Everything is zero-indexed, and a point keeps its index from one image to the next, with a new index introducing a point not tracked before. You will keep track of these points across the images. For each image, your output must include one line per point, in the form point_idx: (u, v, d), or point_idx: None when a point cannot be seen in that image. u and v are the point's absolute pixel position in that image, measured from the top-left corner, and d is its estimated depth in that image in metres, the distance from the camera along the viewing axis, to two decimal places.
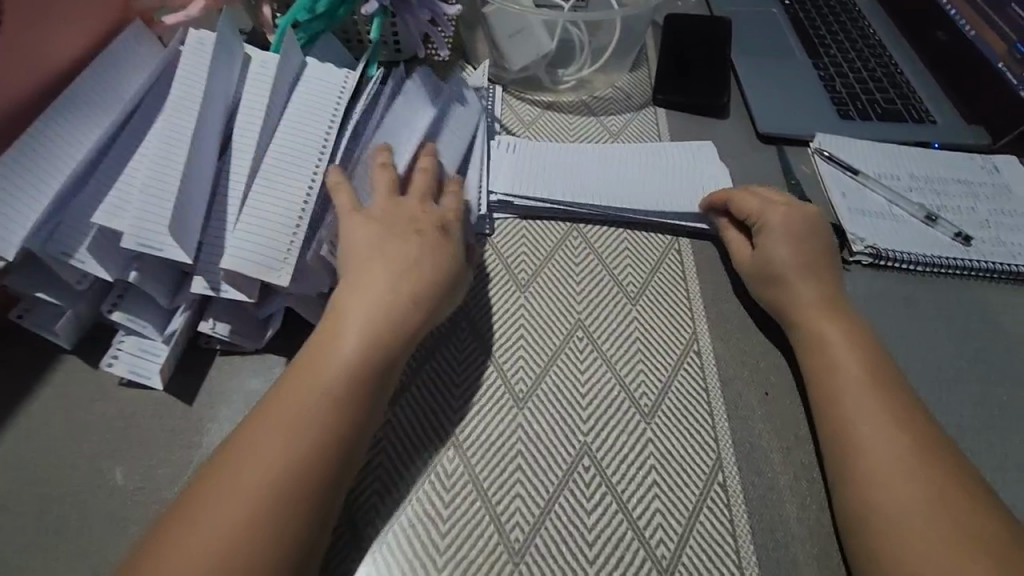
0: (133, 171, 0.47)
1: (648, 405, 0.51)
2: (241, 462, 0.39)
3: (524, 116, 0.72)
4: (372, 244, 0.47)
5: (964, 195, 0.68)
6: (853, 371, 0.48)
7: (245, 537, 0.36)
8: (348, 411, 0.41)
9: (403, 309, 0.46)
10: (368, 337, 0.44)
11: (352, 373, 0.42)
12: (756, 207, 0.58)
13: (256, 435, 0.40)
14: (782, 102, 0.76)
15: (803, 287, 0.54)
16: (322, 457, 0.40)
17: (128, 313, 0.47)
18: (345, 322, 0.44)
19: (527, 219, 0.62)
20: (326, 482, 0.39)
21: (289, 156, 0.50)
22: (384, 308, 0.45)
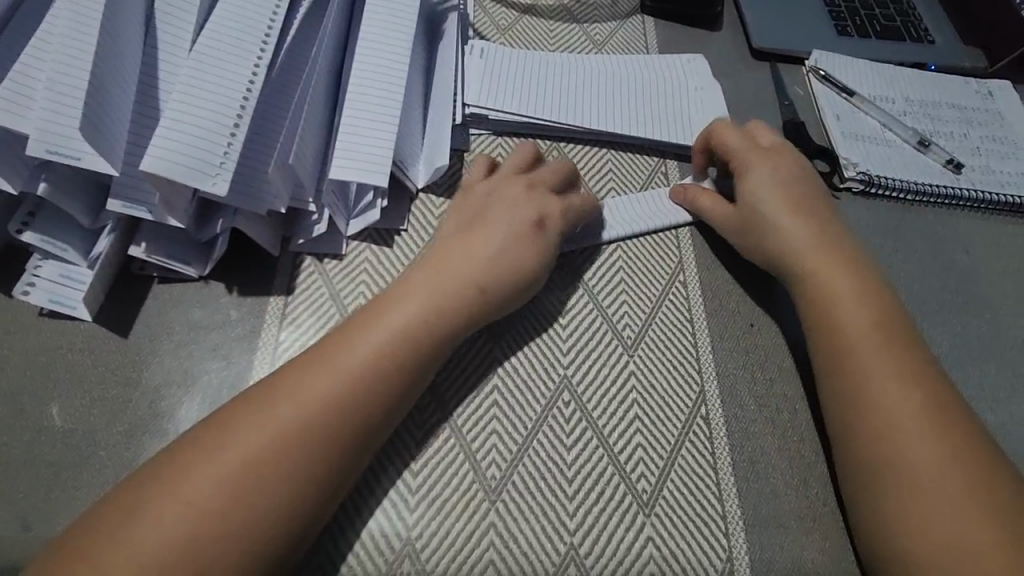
0: (33, 62, 0.38)
1: (631, 336, 0.48)
2: (252, 423, 0.34)
3: (499, 21, 0.64)
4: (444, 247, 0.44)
5: (957, 120, 0.66)
6: (854, 325, 0.44)
7: (252, 517, 0.32)
8: (385, 377, 0.37)
9: (473, 292, 0.42)
10: (433, 312, 0.40)
11: (406, 354, 0.38)
12: (738, 148, 0.53)
13: (275, 401, 0.35)
14: (777, 14, 0.70)
15: (799, 230, 0.48)
16: (353, 439, 0.36)
17: (43, 234, 0.41)
18: (409, 297, 0.40)
19: (504, 135, 0.57)
20: (346, 461, 0.36)
21: (224, 44, 0.42)
22: (456, 292, 0.41)
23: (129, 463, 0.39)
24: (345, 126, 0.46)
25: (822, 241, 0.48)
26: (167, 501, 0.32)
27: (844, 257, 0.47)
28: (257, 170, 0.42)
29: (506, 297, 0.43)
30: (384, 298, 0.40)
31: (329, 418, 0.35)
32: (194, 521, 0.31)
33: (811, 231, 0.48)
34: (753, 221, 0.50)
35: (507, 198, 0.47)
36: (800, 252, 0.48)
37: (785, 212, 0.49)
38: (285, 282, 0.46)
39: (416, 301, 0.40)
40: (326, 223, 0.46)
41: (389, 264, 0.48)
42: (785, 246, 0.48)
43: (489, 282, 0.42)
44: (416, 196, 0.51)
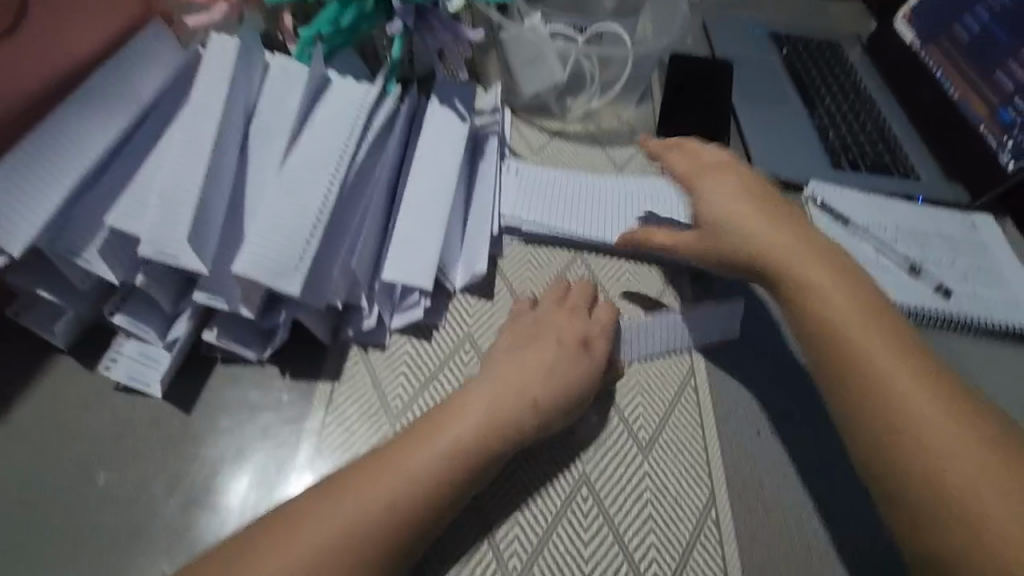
0: (149, 174, 0.46)
1: (646, 438, 0.52)
2: (384, 473, 0.39)
3: (532, 143, 0.74)
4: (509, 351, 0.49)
5: (945, 249, 0.72)
6: (865, 347, 0.44)
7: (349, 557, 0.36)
8: (451, 476, 0.41)
9: (528, 405, 0.45)
10: (490, 422, 0.43)
11: (469, 452, 0.42)
12: (678, 159, 0.56)
13: (403, 457, 0.40)
14: (777, 146, 0.79)
15: (799, 248, 0.49)
16: (425, 503, 0.39)
17: (131, 317, 0.46)
18: (469, 405, 0.44)
19: (532, 244, 0.64)
20: (416, 534, 0.39)
21: (307, 166, 0.49)
22: (505, 417, 0.44)
23: (184, 530, 0.42)
24: (400, 234, 0.52)
25: (846, 289, 0.47)
26: (286, 531, 0.37)
27: (823, 247, 0.49)
28: (323, 271, 0.48)
29: (551, 421, 0.47)
30: (462, 398, 0.45)
31: (392, 509, 0.38)
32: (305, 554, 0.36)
33: (814, 254, 0.49)
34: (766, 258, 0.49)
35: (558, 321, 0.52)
36: (824, 296, 0.46)
37: (778, 234, 0.49)
38: (332, 369, 0.51)
39: (481, 402, 0.44)
40: (375, 319, 0.52)
41: (426, 357, 0.53)
42: (812, 301, 0.47)
43: (544, 401, 0.46)
44: (453, 294, 0.57)
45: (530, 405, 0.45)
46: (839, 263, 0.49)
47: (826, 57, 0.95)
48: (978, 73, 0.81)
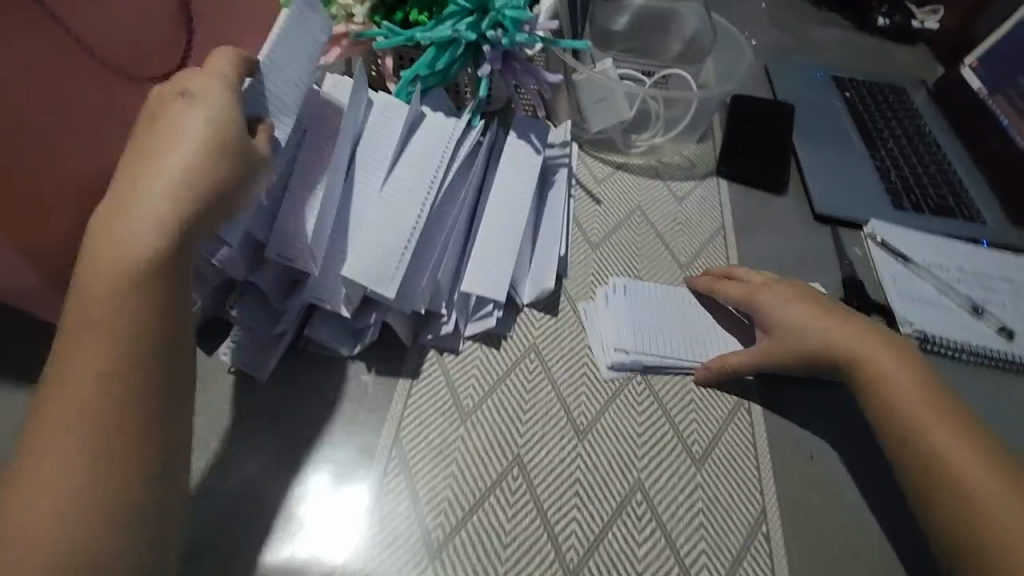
0: None
1: (699, 452, 0.54)
2: (103, 271, 0.36)
3: (597, 175, 0.79)
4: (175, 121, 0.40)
5: (1010, 293, 0.72)
6: (942, 444, 0.48)
7: (114, 351, 0.35)
8: (125, 313, 0.35)
9: (146, 225, 0.37)
10: (123, 249, 0.36)
11: (132, 259, 0.36)
12: (742, 293, 0.63)
13: (101, 260, 0.36)
14: (837, 186, 0.81)
15: (883, 357, 0.54)
16: (157, 325, 0.36)
17: (248, 310, 0.54)
18: (137, 198, 0.37)
19: (592, 266, 0.68)
20: (113, 378, 0.34)
21: (403, 189, 0.56)
22: (132, 244, 0.36)
23: (276, 497, 0.48)
24: (479, 252, 0.58)
25: (887, 351, 0.55)
26: (69, 394, 0.33)
27: (900, 351, 0.55)
28: (413, 278, 0.54)
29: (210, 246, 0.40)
30: (159, 139, 0.39)
31: (88, 363, 0.34)
32: (84, 407, 0.33)
33: (894, 361, 0.54)
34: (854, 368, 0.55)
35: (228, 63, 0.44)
36: (860, 358, 0.55)
37: (864, 348, 0.55)
38: (410, 370, 0.56)
39: (122, 192, 0.37)
40: (452, 325, 0.57)
41: (495, 363, 0.58)
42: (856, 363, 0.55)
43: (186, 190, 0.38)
44: (521, 309, 0.62)
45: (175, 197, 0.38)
46: (918, 367, 0.53)
47: (890, 100, 0.97)
48: None
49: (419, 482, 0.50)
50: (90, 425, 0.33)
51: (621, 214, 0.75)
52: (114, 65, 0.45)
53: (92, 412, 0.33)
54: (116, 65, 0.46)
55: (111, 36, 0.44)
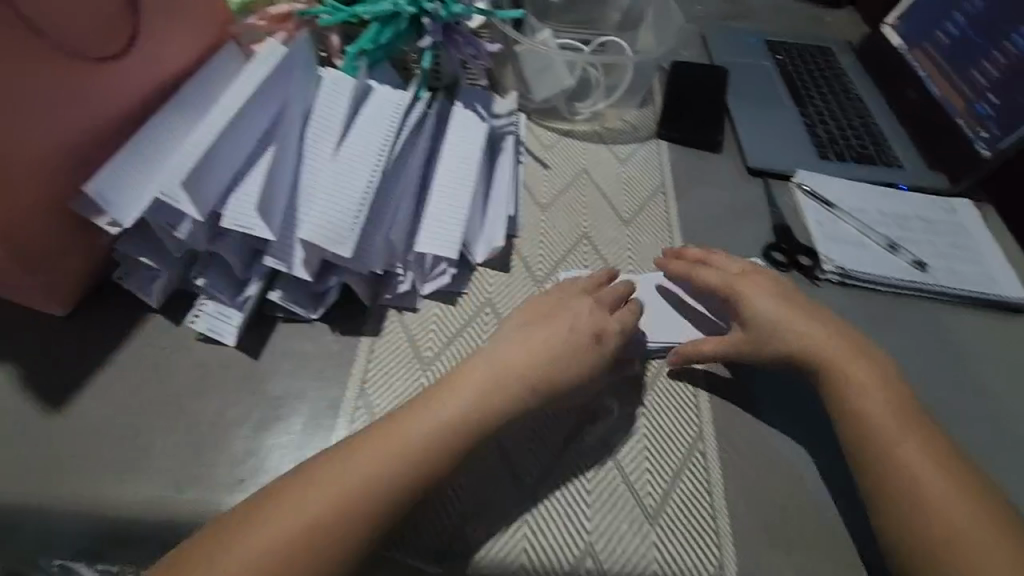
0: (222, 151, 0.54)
1: (642, 384, 0.60)
2: (336, 476, 0.44)
3: (544, 141, 0.83)
4: (489, 372, 0.51)
5: (924, 229, 0.78)
6: (913, 474, 0.48)
7: (303, 544, 0.42)
8: (358, 497, 0.44)
9: (412, 444, 0.46)
10: (384, 484, 0.44)
11: (382, 477, 0.45)
12: (720, 281, 0.60)
13: (341, 471, 0.44)
14: (769, 142, 0.87)
15: (862, 376, 0.53)
16: (412, 478, 0.45)
17: (212, 280, 0.56)
18: (418, 422, 0.47)
19: (543, 228, 0.73)
20: (333, 533, 0.42)
21: (354, 157, 0.59)
22: (406, 445, 0.46)
23: (252, 449, 0.51)
24: (432, 214, 0.62)
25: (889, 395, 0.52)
26: (291, 500, 0.43)
27: (875, 368, 0.54)
28: (368, 241, 0.57)
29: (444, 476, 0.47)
30: (533, 333, 0.54)
31: (315, 530, 0.42)
32: (283, 536, 0.42)
33: (866, 378, 0.53)
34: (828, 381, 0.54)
35: (552, 322, 0.55)
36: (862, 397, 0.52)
37: (836, 359, 0.54)
38: (372, 330, 0.60)
39: (492, 364, 0.51)
40: (409, 284, 0.61)
41: (452, 318, 0.62)
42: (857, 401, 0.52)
43: (472, 419, 0.48)
44: (475, 268, 0.66)
45: (460, 425, 0.48)
46: (897, 393, 0.53)
47: (817, 60, 1.03)
48: (955, 69, 0.88)
49: None
50: (298, 553, 0.41)
51: (568, 177, 0.79)
52: (59, 43, 0.47)
53: (286, 567, 0.41)
54: (63, 44, 0.48)
55: (55, 16, 0.46)
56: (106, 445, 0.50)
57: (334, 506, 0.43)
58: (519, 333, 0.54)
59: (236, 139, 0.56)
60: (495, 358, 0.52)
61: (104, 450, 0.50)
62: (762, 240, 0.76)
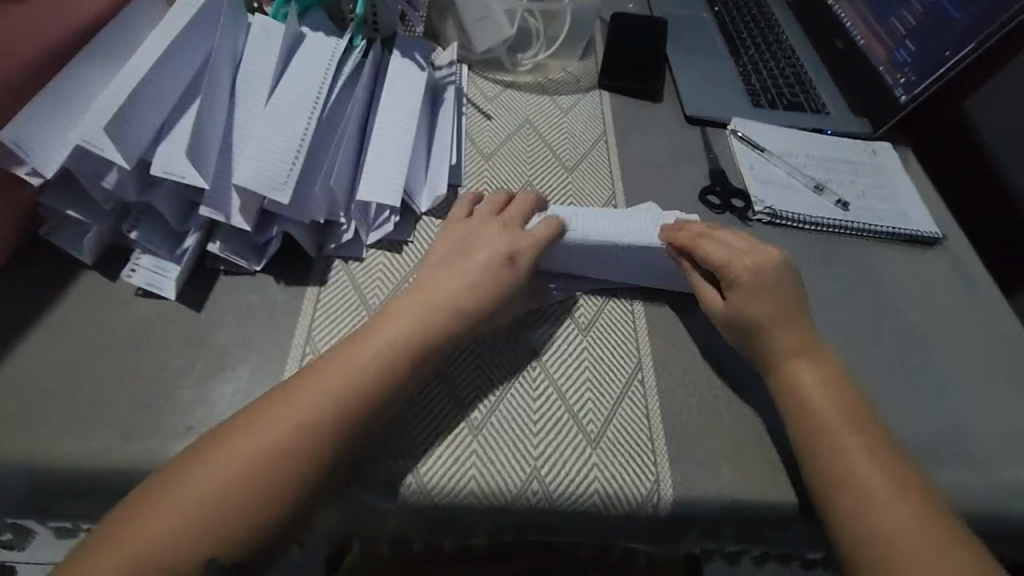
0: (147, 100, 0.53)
1: (585, 322, 0.63)
2: (275, 415, 0.46)
3: (487, 93, 0.83)
4: (416, 308, 0.53)
5: (847, 172, 0.83)
6: (851, 470, 0.50)
7: (246, 485, 0.43)
8: (303, 435, 0.45)
9: (349, 379, 0.48)
10: (324, 417, 0.46)
11: (325, 412, 0.46)
12: (721, 258, 0.59)
13: (279, 408, 0.46)
14: (705, 91, 0.89)
15: (810, 379, 0.54)
16: (350, 412, 0.47)
17: (147, 233, 0.55)
18: (357, 355, 0.49)
19: (487, 178, 0.73)
20: (273, 470, 0.43)
21: (289, 104, 0.58)
22: (344, 386, 0.47)
23: (198, 399, 0.52)
24: (372, 161, 0.62)
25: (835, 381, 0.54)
26: (235, 445, 0.44)
27: (827, 361, 0.56)
28: (308, 188, 0.57)
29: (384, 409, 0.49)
30: (456, 270, 0.57)
31: (253, 467, 0.43)
32: (222, 477, 0.43)
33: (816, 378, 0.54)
34: (777, 371, 0.56)
35: (476, 258, 0.57)
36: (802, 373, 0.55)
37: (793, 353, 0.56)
38: (319, 278, 0.60)
39: (420, 301, 0.54)
40: (352, 233, 0.62)
41: (398, 267, 0.63)
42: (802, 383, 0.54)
43: (404, 348, 0.51)
44: (420, 217, 0.67)
45: (393, 354, 0.50)
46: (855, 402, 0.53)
47: (753, 12, 1.06)
48: (879, 21, 0.92)
49: None
50: (236, 493, 0.42)
51: (512, 127, 0.80)
52: None
53: (227, 506, 0.42)
54: None
55: None
56: (44, 400, 0.50)
57: (284, 436, 0.45)
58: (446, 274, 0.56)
59: (162, 86, 0.54)
60: (421, 297, 0.54)
61: (43, 404, 0.49)
62: (698, 184, 0.79)
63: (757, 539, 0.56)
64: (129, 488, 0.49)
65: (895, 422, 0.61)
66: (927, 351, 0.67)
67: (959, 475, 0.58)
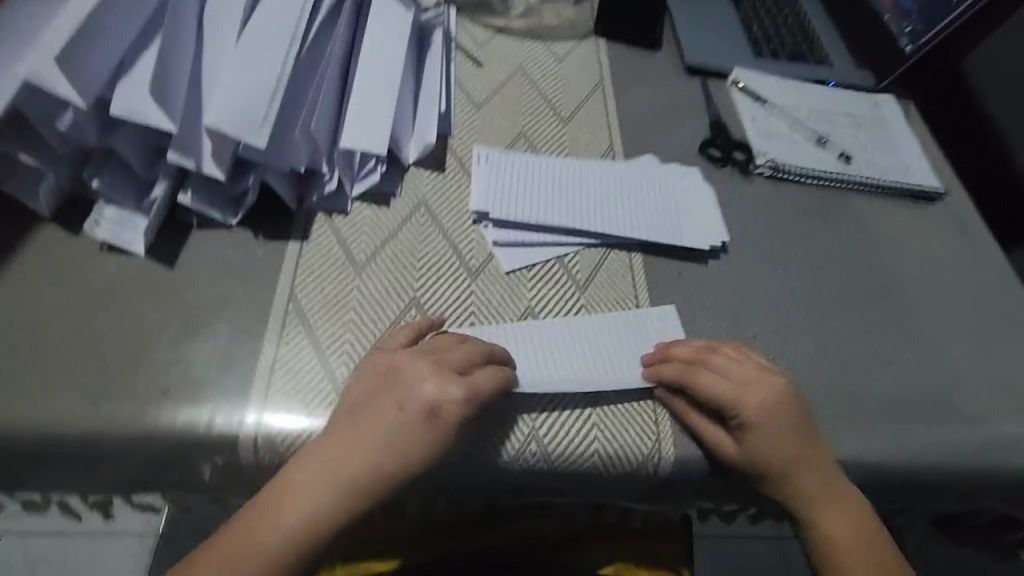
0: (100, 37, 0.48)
1: (583, 277, 0.60)
2: (231, 555, 0.42)
3: (477, 38, 0.78)
4: (345, 453, 0.44)
5: (850, 125, 0.80)
6: (840, 549, 0.50)
7: None
8: None
9: (295, 527, 0.42)
10: (286, 560, 0.42)
11: (274, 568, 0.42)
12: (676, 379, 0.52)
13: (233, 552, 0.42)
14: (706, 39, 0.85)
15: (771, 429, 0.50)
16: (303, 555, 0.43)
17: (110, 182, 0.51)
18: (294, 512, 0.43)
19: (480, 126, 0.69)
20: None
21: (263, 40, 0.53)
22: (297, 527, 0.42)
23: (173, 362, 0.48)
24: (355, 106, 0.57)
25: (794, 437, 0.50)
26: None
27: (812, 453, 0.51)
28: (286, 134, 0.53)
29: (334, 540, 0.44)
30: (380, 414, 0.45)
31: None
32: None
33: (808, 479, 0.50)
34: (773, 476, 0.50)
35: (417, 379, 0.46)
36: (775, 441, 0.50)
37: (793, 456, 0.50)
38: (302, 228, 0.57)
39: (351, 436, 0.44)
40: (336, 183, 0.57)
41: (384, 221, 0.59)
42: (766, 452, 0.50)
43: (361, 488, 0.44)
44: (408, 168, 0.63)
45: (343, 498, 0.43)
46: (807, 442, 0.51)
47: None
48: None
49: (318, 332, 0.51)
50: None
51: (504, 74, 0.75)
52: None
53: None
54: None
55: None
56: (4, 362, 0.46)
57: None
58: (382, 413, 0.45)
59: (119, 19, 0.49)
60: (354, 437, 0.44)
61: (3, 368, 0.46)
62: (698, 137, 0.75)
63: (756, 498, 0.55)
64: (101, 457, 0.46)
65: (894, 380, 0.60)
66: (928, 308, 0.66)
67: (957, 432, 0.57)
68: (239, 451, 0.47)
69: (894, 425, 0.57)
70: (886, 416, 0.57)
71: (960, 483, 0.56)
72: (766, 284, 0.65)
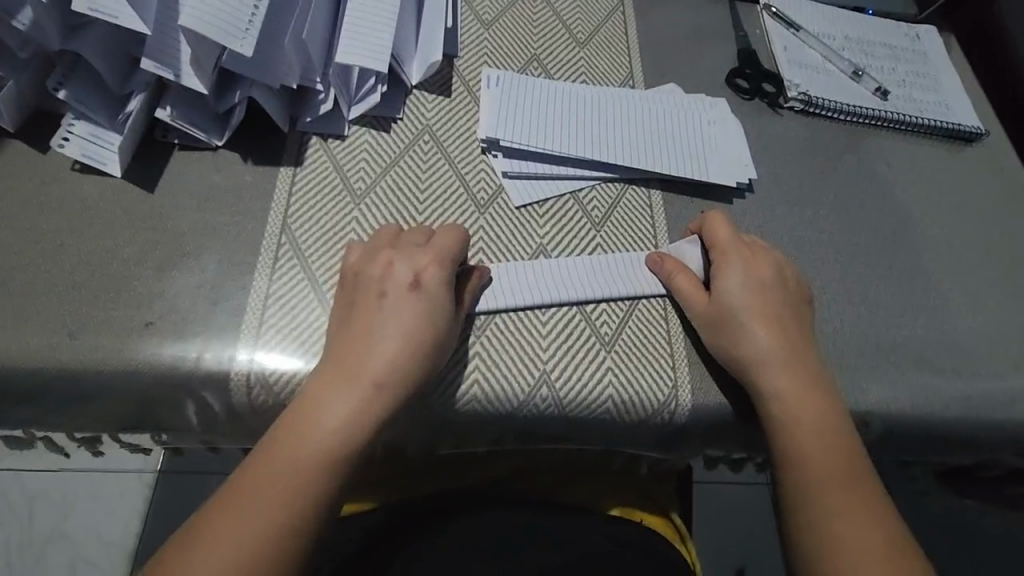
0: None
1: (599, 215, 0.55)
2: (274, 471, 0.38)
3: None
4: (349, 339, 0.43)
5: (888, 57, 0.74)
6: (834, 459, 0.45)
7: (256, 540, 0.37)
8: (319, 489, 0.39)
9: (327, 426, 0.40)
10: (334, 464, 0.39)
11: (321, 471, 0.39)
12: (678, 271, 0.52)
13: (279, 465, 0.39)
14: None
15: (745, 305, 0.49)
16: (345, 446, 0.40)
17: (77, 95, 0.45)
18: (322, 413, 0.40)
19: (489, 46, 0.63)
20: (312, 510, 0.38)
21: None
22: (331, 430, 0.40)
23: (157, 292, 0.45)
24: (352, 15, 0.51)
25: (767, 311, 0.49)
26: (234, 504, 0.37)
27: (797, 345, 0.49)
28: (275, 43, 0.47)
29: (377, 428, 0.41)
30: (365, 308, 0.44)
31: (265, 541, 0.37)
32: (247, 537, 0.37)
33: (782, 344, 0.48)
34: (751, 370, 0.48)
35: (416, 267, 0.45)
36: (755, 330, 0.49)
37: (755, 317, 0.49)
38: (295, 153, 0.52)
39: (361, 328, 0.43)
40: (331, 102, 0.52)
41: (384, 148, 0.54)
42: (749, 332, 0.48)
43: (389, 380, 0.42)
44: (410, 91, 0.57)
45: (372, 388, 0.41)
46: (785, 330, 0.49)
47: None
48: None
49: (314, 266, 0.47)
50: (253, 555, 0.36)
51: None
52: None
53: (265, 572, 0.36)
54: None
55: None
56: None
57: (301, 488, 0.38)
58: (377, 303, 0.44)
59: None
60: (362, 323, 0.44)
61: None
62: (725, 67, 0.69)
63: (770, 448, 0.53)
64: (85, 392, 0.43)
65: (920, 329, 0.57)
66: (960, 255, 0.63)
67: (983, 383, 0.55)
68: (230, 389, 0.43)
69: (919, 377, 0.54)
70: (912, 368, 0.55)
71: (983, 435, 0.54)
72: (791, 227, 0.61)
